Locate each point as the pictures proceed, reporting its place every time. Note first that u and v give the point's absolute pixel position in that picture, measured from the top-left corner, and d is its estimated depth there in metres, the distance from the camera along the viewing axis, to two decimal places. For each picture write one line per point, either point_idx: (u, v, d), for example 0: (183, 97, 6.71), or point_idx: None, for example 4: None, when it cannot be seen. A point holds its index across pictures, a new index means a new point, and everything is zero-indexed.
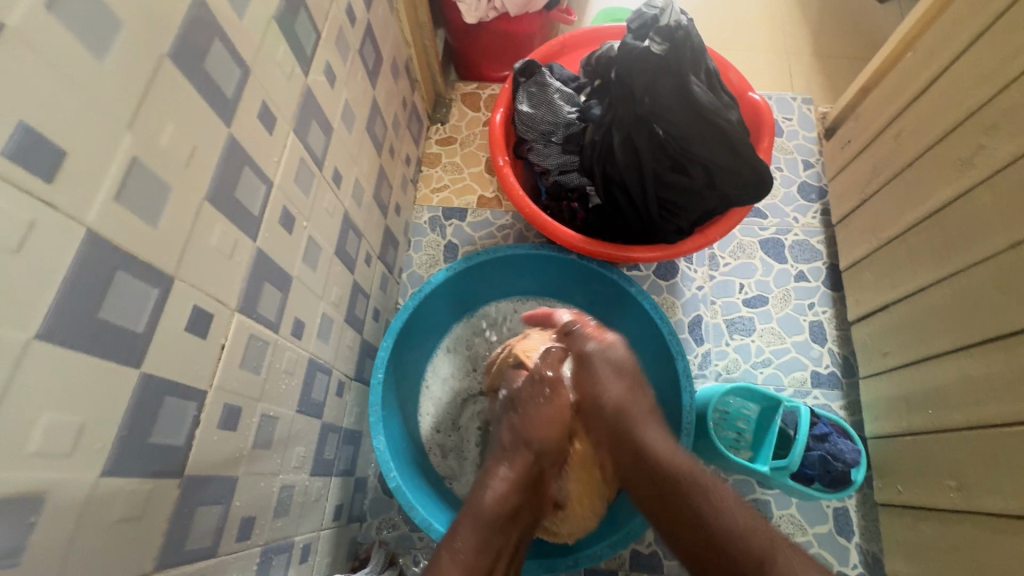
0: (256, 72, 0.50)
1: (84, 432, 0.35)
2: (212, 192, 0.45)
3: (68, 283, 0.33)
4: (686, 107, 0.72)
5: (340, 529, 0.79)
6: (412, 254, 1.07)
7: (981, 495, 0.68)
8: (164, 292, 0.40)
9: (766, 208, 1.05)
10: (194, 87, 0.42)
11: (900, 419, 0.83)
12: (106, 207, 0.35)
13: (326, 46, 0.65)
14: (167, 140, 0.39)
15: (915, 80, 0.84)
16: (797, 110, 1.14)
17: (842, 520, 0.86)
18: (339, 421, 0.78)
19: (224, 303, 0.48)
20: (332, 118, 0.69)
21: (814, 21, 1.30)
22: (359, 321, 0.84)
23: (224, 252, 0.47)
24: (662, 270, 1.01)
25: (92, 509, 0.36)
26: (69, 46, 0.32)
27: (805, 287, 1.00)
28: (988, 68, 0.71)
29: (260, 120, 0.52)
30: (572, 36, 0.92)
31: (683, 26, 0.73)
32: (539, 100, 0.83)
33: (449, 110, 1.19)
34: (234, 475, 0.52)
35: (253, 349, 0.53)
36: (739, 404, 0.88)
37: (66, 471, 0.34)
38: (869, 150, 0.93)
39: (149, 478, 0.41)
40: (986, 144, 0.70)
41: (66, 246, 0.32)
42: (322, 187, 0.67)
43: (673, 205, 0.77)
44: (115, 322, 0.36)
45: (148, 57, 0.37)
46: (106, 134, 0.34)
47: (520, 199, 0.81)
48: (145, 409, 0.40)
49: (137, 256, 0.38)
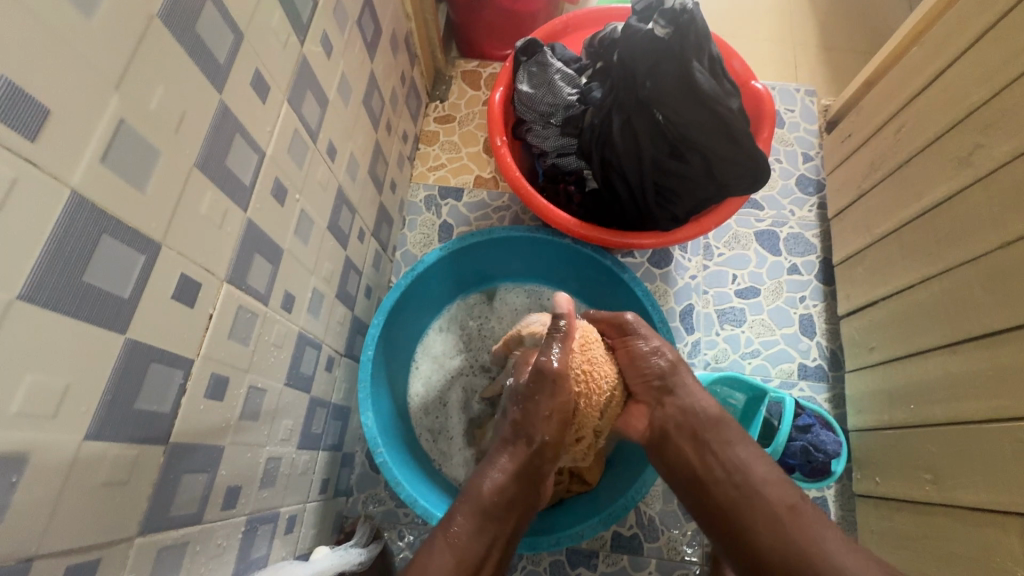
0: (249, 38, 0.49)
1: (68, 395, 0.35)
2: (202, 159, 0.44)
3: (52, 244, 0.32)
4: (688, 93, 0.71)
5: (326, 502, 0.80)
6: (407, 232, 1.07)
7: (954, 487, 0.70)
8: (151, 259, 0.40)
9: (763, 200, 1.05)
10: (184, 50, 0.41)
11: (882, 413, 0.84)
12: (92, 169, 0.34)
13: (324, 14, 0.63)
14: (156, 104, 0.39)
15: (919, 76, 0.83)
16: (799, 101, 1.13)
17: (820, 509, 0.88)
18: (328, 396, 0.78)
19: (213, 272, 0.47)
20: (328, 89, 0.68)
21: (822, 11, 1.28)
22: (351, 298, 0.84)
23: (213, 221, 0.47)
24: (656, 258, 1.01)
25: (76, 472, 0.36)
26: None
27: (797, 281, 1.00)
28: (990, 66, 0.70)
29: (253, 88, 0.51)
30: (575, 16, 0.90)
31: (688, 9, 0.71)
32: (539, 80, 0.81)
33: (448, 88, 1.17)
34: (220, 445, 0.52)
35: (242, 321, 0.53)
36: (726, 393, 0.89)
37: (50, 434, 0.34)
38: (868, 145, 0.93)
39: (135, 444, 0.41)
40: (984, 143, 0.70)
41: (51, 207, 0.32)
42: (316, 160, 0.66)
43: (669, 192, 0.77)
44: (101, 287, 0.36)
45: (138, 16, 0.36)
46: (92, 94, 0.34)
47: (515, 180, 0.80)
48: (131, 376, 0.40)
49: (124, 221, 0.37)
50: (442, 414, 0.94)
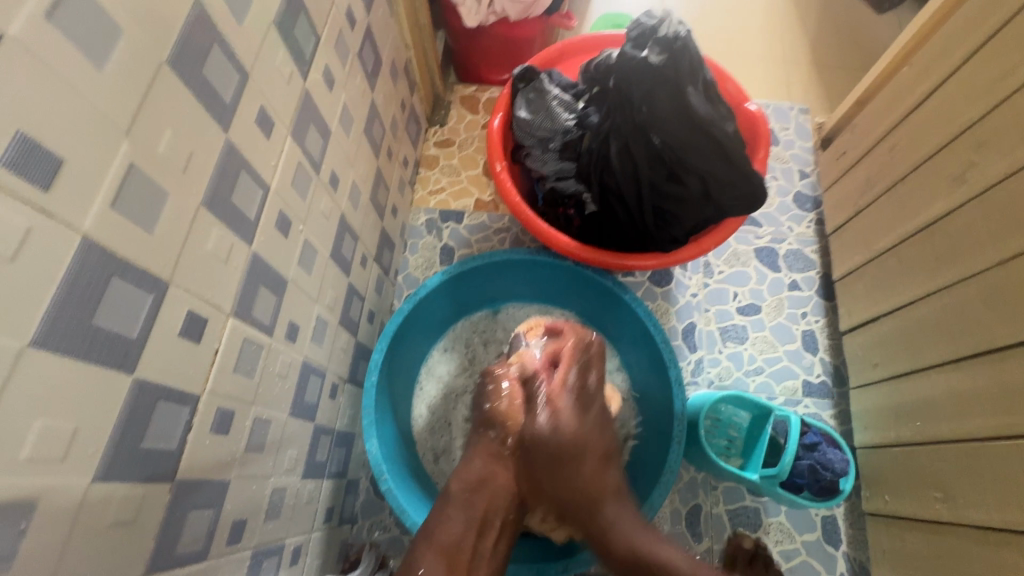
0: (255, 77, 0.50)
1: (77, 438, 0.35)
2: (209, 198, 0.45)
3: (64, 289, 0.33)
4: (684, 117, 0.72)
5: (331, 531, 0.79)
6: (408, 256, 1.07)
7: (965, 506, 0.69)
8: (158, 298, 0.40)
9: (761, 217, 1.06)
10: (192, 94, 0.42)
11: (888, 430, 0.84)
12: (103, 213, 0.35)
13: (326, 49, 0.65)
14: (165, 146, 0.39)
15: (910, 95, 0.85)
16: (794, 119, 1.15)
17: (831, 529, 0.87)
18: (332, 423, 0.78)
19: (219, 307, 0.48)
20: (331, 121, 0.69)
21: (812, 31, 1.31)
22: (354, 324, 0.84)
23: (220, 257, 0.47)
24: (657, 277, 1.02)
25: (84, 515, 0.36)
26: (67, 54, 0.32)
27: (798, 297, 1.00)
28: (980, 85, 0.72)
29: (257, 125, 0.52)
30: (571, 43, 0.92)
31: (681, 37, 0.73)
32: (537, 106, 0.83)
33: (448, 112, 1.19)
34: (225, 479, 0.52)
35: (247, 353, 0.53)
36: (730, 411, 0.90)
37: (58, 478, 0.34)
38: (863, 162, 0.94)
39: (142, 482, 0.41)
40: (977, 160, 0.71)
41: (62, 253, 0.32)
42: (319, 191, 0.67)
43: (668, 214, 0.78)
44: (110, 329, 0.36)
45: (148, 63, 0.37)
46: (104, 140, 0.34)
47: (516, 205, 0.81)
48: (139, 415, 0.40)
49: (133, 263, 0.38)
50: (444, 435, 0.94)
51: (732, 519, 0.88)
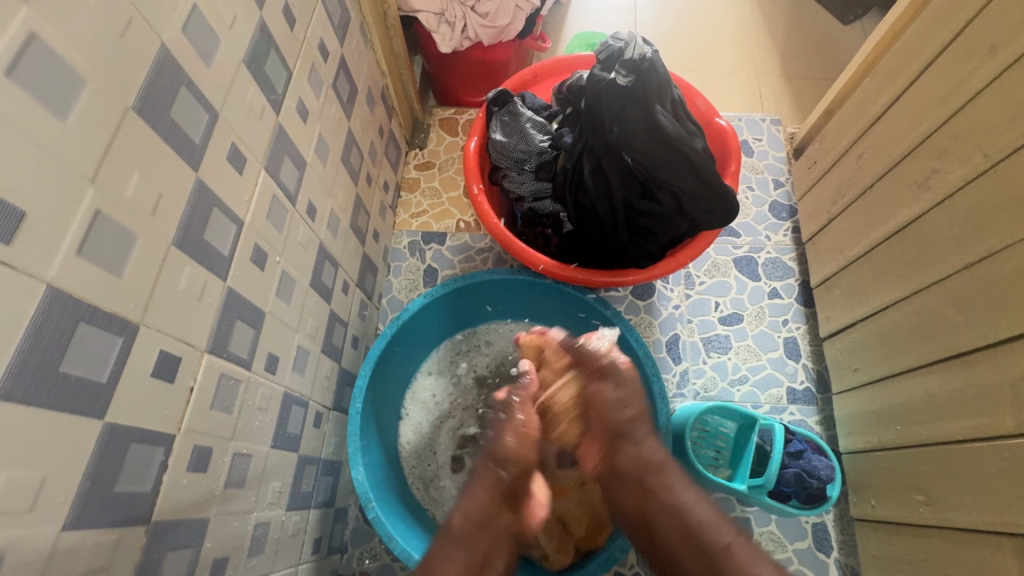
0: (225, 116, 0.51)
1: (45, 487, 0.35)
2: (179, 237, 0.45)
3: (30, 338, 0.33)
4: (654, 136, 0.74)
5: (319, 562, 0.78)
6: (392, 279, 1.08)
7: (948, 509, 0.69)
8: (129, 340, 0.40)
9: (739, 227, 1.07)
10: (159, 136, 0.42)
11: (871, 434, 0.84)
12: (68, 260, 0.35)
13: (298, 83, 0.66)
14: (132, 190, 0.40)
15: (873, 105, 0.87)
16: (766, 130, 1.17)
17: (821, 536, 0.87)
18: (317, 452, 0.78)
19: (193, 345, 0.48)
20: (306, 152, 0.70)
21: (780, 43, 1.34)
22: (337, 350, 0.84)
23: (193, 295, 0.48)
24: (639, 290, 1.03)
25: (52, 566, 0.35)
26: (27, 106, 0.32)
27: (779, 304, 1.02)
28: (937, 95, 0.74)
29: (228, 161, 0.52)
30: (543, 66, 0.94)
31: (647, 58, 0.75)
32: (511, 129, 0.84)
33: (427, 135, 1.20)
34: (205, 517, 0.51)
35: (224, 388, 0.53)
36: (716, 421, 0.90)
37: (26, 529, 0.34)
38: (833, 171, 0.96)
39: (116, 527, 0.40)
40: (939, 168, 0.73)
41: (26, 303, 0.32)
42: (295, 221, 0.68)
43: (644, 230, 0.79)
44: (79, 375, 0.36)
45: (112, 111, 0.38)
46: (68, 189, 0.35)
47: (494, 227, 0.82)
48: (111, 459, 0.40)
49: (102, 308, 0.38)
50: (431, 462, 0.93)
51: None
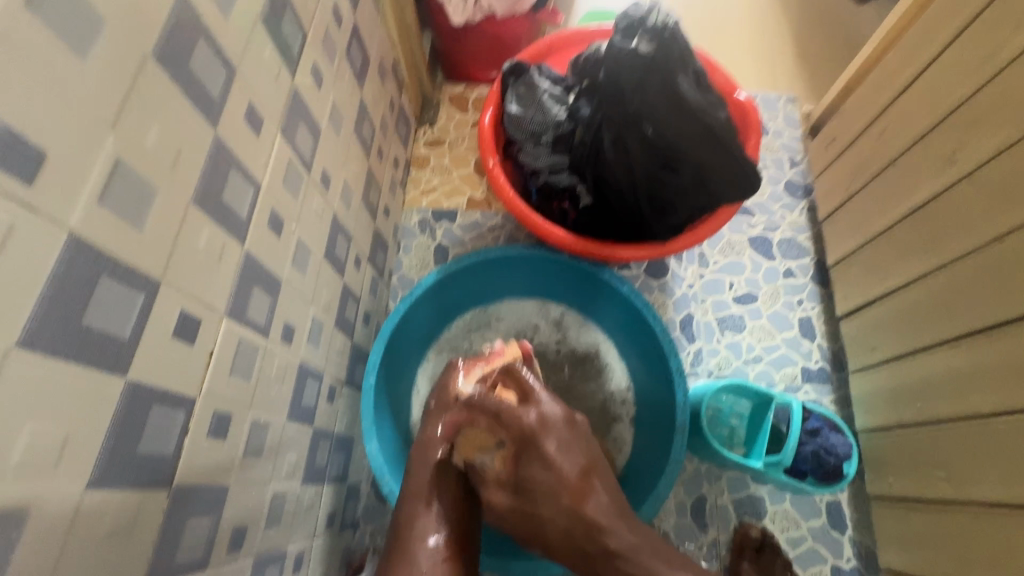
0: (242, 73, 0.49)
1: (69, 444, 0.34)
2: (198, 195, 0.44)
3: (52, 286, 0.32)
4: (676, 107, 0.72)
5: (333, 537, 0.78)
6: (402, 257, 1.06)
7: (969, 483, 0.69)
8: (150, 298, 0.39)
9: (754, 206, 1.06)
10: (179, 88, 0.41)
11: (889, 412, 0.84)
12: (90, 209, 0.34)
13: (313, 47, 0.64)
14: (152, 142, 0.38)
15: (897, 79, 0.85)
16: (782, 109, 1.15)
17: (836, 514, 0.87)
18: (331, 427, 0.77)
19: (212, 308, 0.47)
20: (320, 120, 0.68)
21: (795, 21, 1.32)
22: (349, 325, 0.83)
23: (212, 256, 0.46)
24: (653, 269, 1.02)
25: (78, 525, 0.35)
26: (46, 42, 0.30)
27: (794, 284, 1.01)
28: (965, 66, 0.72)
29: (246, 121, 0.51)
30: (559, 38, 0.92)
31: (670, 26, 0.73)
32: (528, 101, 0.83)
33: (437, 112, 1.18)
34: (225, 485, 0.50)
35: (243, 355, 0.52)
36: (732, 400, 0.89)
37: (51, 485, 0.33)
38: (853, 147, 0.95)
39: (138, 489, 0.39)
40: (967, 140, 0.72)
41: (48, 250, 0.31)
42: (310, 190, 0.66)
43: (663, 203, 0.78)
44: (101, 329, 0.35)
45: (132, 56, 0.36)
46: (89, 134, 0.33)
47: (510, 200, 0.80)
48: (133, 418, 0.38)
49: (124, 262, 0.37)
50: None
51: (737, 508, 0.88)
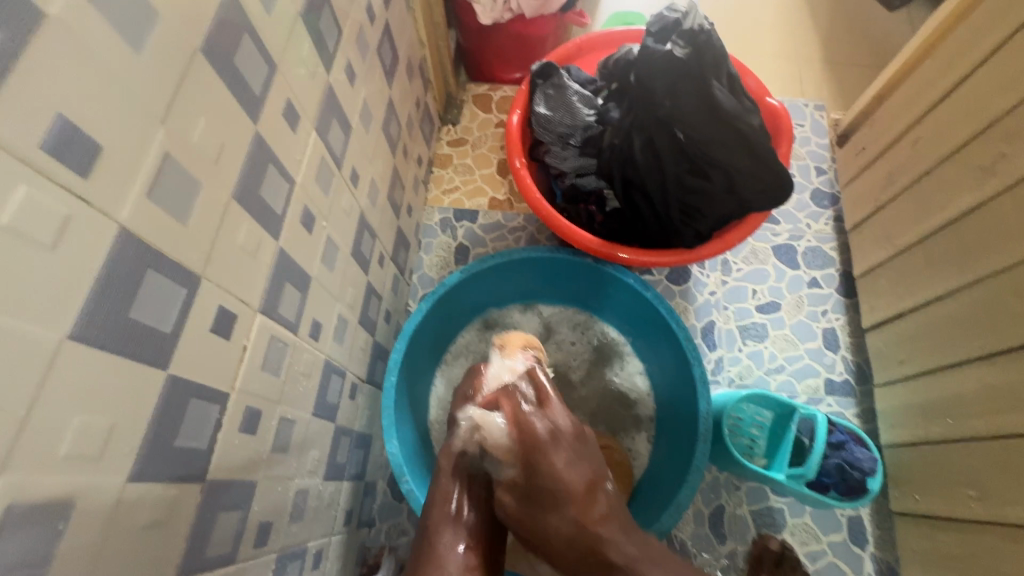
0: (282, 69, 0.49)
1: (113, 436, 0.34)
2: (238, 190, 0.44)
3: (104, 278, 0.32)
4: (709, 112, 0.72)
5: (350, 534, 0.78)
6: (423, 255, 1.06)
7: (1002, 505, 0.68)
8: (191, 292, 0.39)
9: (779, 214, 1.05)
10: (224, 83, 0.41)
11: (917, 427, 0.82)
12: (140, 202, 0.34)
13: (347, 44, 0.64)
14: (198, 136, 0.38)
15: (933, 88, 0.84)
16: (809, 116, 1.14)
17: (857, 529, 0.86)
18: (351, 424, 0.77)
19: (248, 303, 0.47)
20: (351, 117, 0.68)
21: (824, 27, 1.30)
22: (371, 323, 0.83)
23: (249, 251, 0.46)
24: (675, 275, 1.01)
25: (118, 517, 0.35)
26: (105, 33, 0.30)
27: (818, 294, 0.99)
28: (1008, 77, 0.71)
29: (284, 117, 0.51)
30: (588, 40, 0.91)
31: (705, 30, 0.72)
32: (556, 102, 0.82)
33: (460, 111, 1.18)
34: (253, 480, 0.50)
35: (273, 351, 0.52)
36: (753, 410, 0.87)
37: (95, 476, 0.33)
38: (884, 157, 0.93)
39: (174, 483, 0.39)
40: (1008, 152, 0.70)
41: (101, 242, 0.31)
42: (340, 187, 0.66)
43: (693, 209, 0.77)
44: (146, 323, 0.35)
45: (181, 50, 0.36)
46: (141, 127, 0.33)
47: (536, 202, 0.80)
48: (172, 411, 0.39)
49: (169, 256, 0.37)
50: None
51: (756, 520, 0.87)
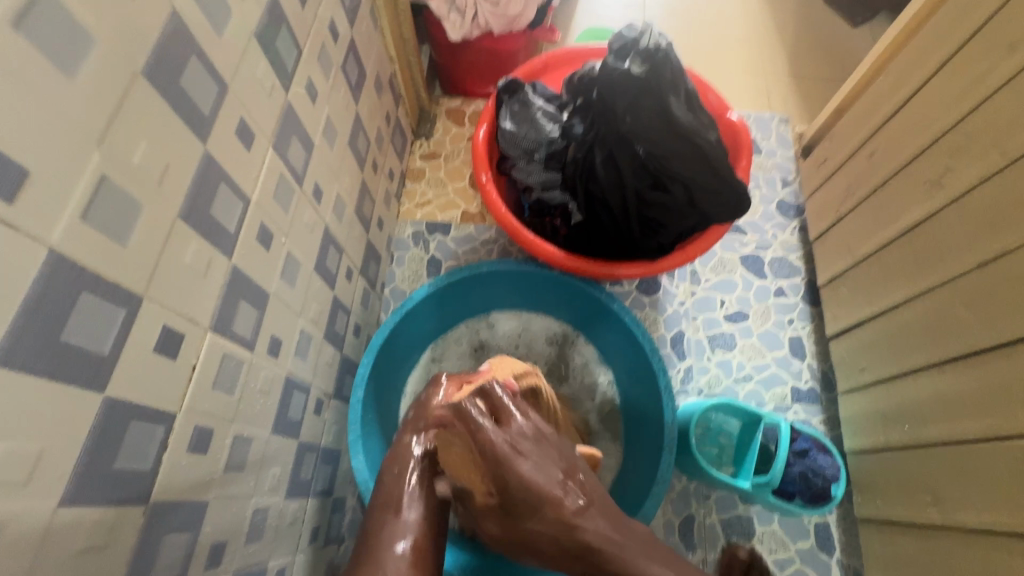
0: (235, 89, 0.50)
1: (42, 460, 0.33)
2: (186, 210, 0.44)
3: (29, 302, 0.32)
4: (667, 127, 0.73)
5: (316, 552, 0.77)
6: (395, 268, 1.07)
7: (956, 510, 0.69)
8: (131, 313, 0.39)
9: (746, 225, 1.07)
10: (169, 105, 0.41)
11: (878, 434, 0.84)
12: (73, 226, 0.34)
13: (309, 62, 0.64)
14: (140, 158, 0.39)
15: (886, 103, 0.87)
16: (775, 129, 1.16)
17: (823, 536, 0.87)
18: (317, 440, 0.76)
19: (196, 322, 0.47)
20: (313, 133, 0.68)
21: (789, 43, 1.34)
22: (339, 338, 0.83)
23: (198, 270, 0.46)
24: (645, 285, 1.02)
25: (48, 543, 0.34)
26: (32, 59, 0.31)
27: (784, 303, 1.01)
28: (950, 94, 0.74)
29: (237, 135, 0.51)
30: (554, 56, 0.93)
31: (662, 48, 0.74)
32: (522, 118, 0.83)
33: (434, 125, 1.19)
34: (204, 500, 0.50)
35: (227, 368, 0.52)
36: (720, 419, 0.88)
37: (21, 503, 0.32)
38: (843, 169, 0.96)
39: (114, 506, 0.39)
40: (953, 165, 0.73)
41: (27, 268, 0.31)
42: (302, 203, 0.66)
43: (654, 222, 0.78)
44: (81, 346, 0.35)
45: (120, 73, 0.36)
46: (74, 151, 0.33)
47: (501, 216, 0.80)
48: (110, 433, 0.38)
49: (106, 277, 0.37)
50: None
51: (725, 528, 0.87)
